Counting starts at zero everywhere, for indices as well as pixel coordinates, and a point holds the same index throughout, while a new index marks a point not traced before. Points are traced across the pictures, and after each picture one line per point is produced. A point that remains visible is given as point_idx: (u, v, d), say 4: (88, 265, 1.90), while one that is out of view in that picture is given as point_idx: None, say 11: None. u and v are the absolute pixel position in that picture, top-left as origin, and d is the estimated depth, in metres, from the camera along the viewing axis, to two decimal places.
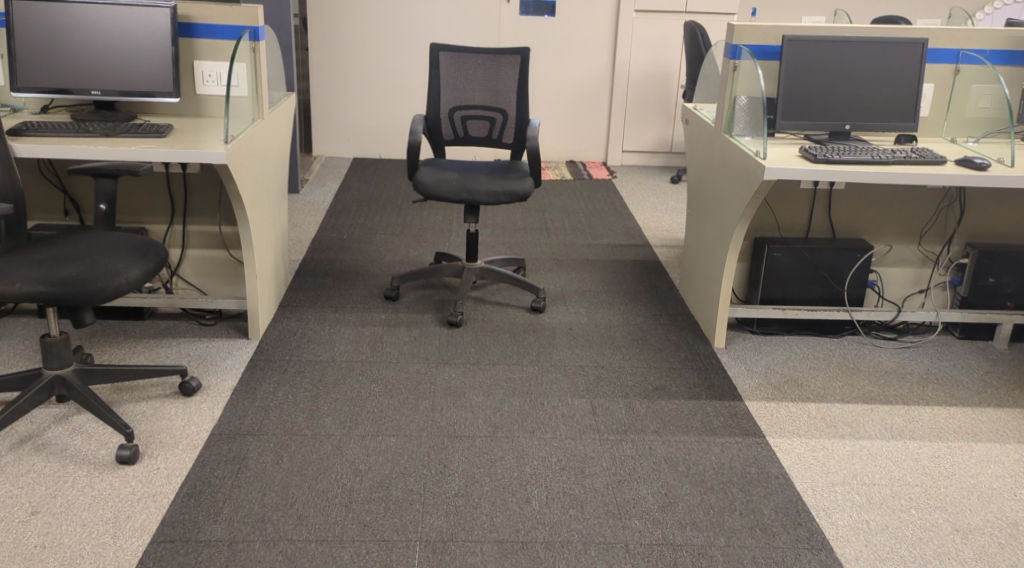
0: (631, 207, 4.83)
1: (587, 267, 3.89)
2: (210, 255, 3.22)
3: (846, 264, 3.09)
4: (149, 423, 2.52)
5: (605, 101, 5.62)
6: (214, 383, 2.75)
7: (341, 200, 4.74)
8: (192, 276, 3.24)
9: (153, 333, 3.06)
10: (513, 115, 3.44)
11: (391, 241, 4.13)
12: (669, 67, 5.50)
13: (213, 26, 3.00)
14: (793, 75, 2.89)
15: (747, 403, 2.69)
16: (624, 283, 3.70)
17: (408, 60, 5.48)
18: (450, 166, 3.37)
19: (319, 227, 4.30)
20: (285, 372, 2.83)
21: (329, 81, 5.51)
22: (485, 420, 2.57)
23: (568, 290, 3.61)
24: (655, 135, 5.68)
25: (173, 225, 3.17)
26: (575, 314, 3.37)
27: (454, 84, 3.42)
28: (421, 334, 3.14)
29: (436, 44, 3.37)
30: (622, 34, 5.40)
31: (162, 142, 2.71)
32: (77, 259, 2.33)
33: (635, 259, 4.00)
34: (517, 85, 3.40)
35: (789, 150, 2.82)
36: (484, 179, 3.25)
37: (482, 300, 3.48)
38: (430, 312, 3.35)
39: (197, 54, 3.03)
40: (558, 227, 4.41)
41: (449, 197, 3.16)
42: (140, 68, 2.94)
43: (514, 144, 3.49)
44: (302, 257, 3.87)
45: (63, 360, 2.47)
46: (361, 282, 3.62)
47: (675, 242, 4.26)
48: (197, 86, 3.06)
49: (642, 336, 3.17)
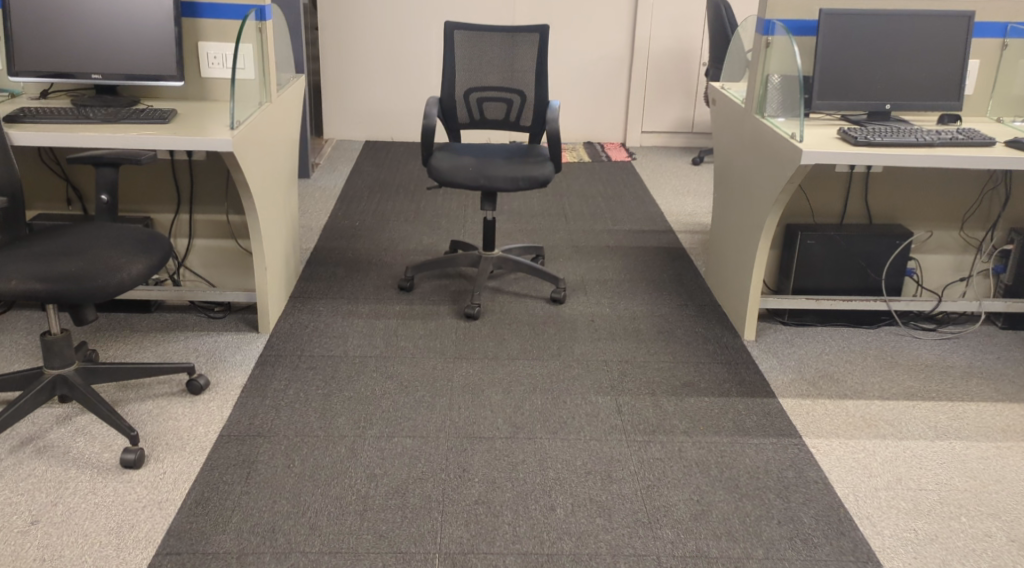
0: (651, 190, 4.68)
1: (608, 255, 3.75)
2: (217, 246, 3.09)
3: (884, 253, 2.95)
4: (155, 423, 2.40)
5: (624, 80, 5.46)
6: (222, 380, 2.63)
7: (353, 186, 4.61)
8: (199, 267, 3.11)
9: (160, 327, 2.95)
10: (532, 97, 3.29)
11: (405, 228, 4.00)
12: (690, 44, 5.32)
13: (218, 5, 2.85)
14: (831, 51, 2.72)
15: (781, 400, 2.56)
16: (647, 272, 3.56)
17: (421, 39, 5.32)
18: (465, 151, 3.23)
19: (330, 214, 4.17)
20: (296, 369, 2.71)
21: (339, 62, 5.36)
22: (506, 420, 2.45)
23: (589, 279, 3.47)
24: (676, 115, 5.51)
25: (179, 214, 3.04)
26: (597, 305, 3.24)
27: (469, 65, 3.27)
28: (436, 328, 3.03)
29: (451, 22, 3.23)
30: (641, 11, 5.23)
31: (166, 128, 2.58)
32: (77, 254, 2.20)
33: (657, 246, 3.86)
34: (536, 64, 3.25)
35: (827, 131, 2.67)
36: (501, 164, 3.11)
37: (500, 290, 3.35)
38: (447, 303, 3.23)
39: (201, 35, 2.89)
40: (577, 212, 4.27)
41: (465, 183, 3.02)
42: (142, 51, 2.80)
43: (533, 126, 3.35)
44: (314, 246, 3.74)
45: (64, 359, 2.33)
46: (375, 272, 3.50)
47: (699, 227, 4.11)
48: (202, 69, 2.92)
49: (668, 329, 3.04)
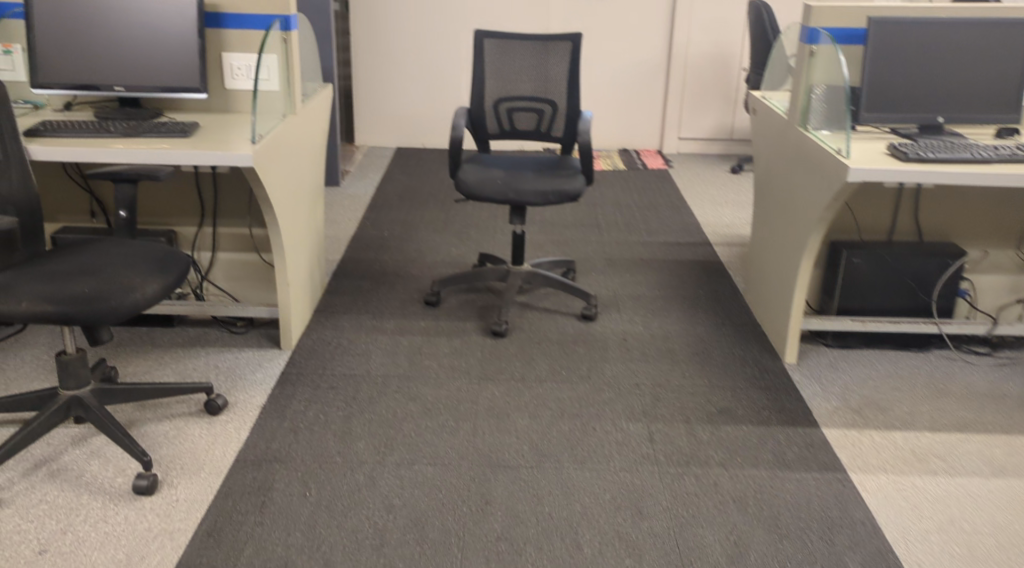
0: (688, 200, 4.55)
1: (642, 268, 3.63)
2: (241, 259, 3.02)
3: (935, 273, 2.81)
4: (170, 446, 2.33)
5: (661, 86, 5.33)
6: (241, 401, 2.55)
7: (383, 194, 4.54)
8: (223, 281, 3.04)
9: (181, 343, 2.88)
10: (564, 107, 3.18)
11: (434, 239, 3.91)
12: (729, 48, 5.18)
13: (242, 15, 2.79)
14: (879, 61, 2.59)
15: (824, 430, 2.44)
16: (682, 288, 3.43)
17: (454, 45, 5.24)
18: (495, 163, 3.14)
19: (359, 223, 4.10)
20: (316, 389, 2.63)
21: (371, 68, 5.30)
22: (532, 447, 2.35)
23: (621, 295, 3.36)
24: (714, 122, 5.36)
25: (202, 227, 2.98)
26: (630, 323, 3.12)
27: (500, 75, 3.18)
28: (463, 346, 2.93)
29: (481, 31, 3.15)
30: (679, 16, 5.10)
31: (189, 141, 2.52)
32: (93, 274, 2.14)
33: (693, 260, 3.73)
34: (568, 74, 3.14)
35: (876, 146, 2.54)
36: (531, 177, 3.01)
37: (529, 305, 3.25)
38: (474, 319, 3.13)
39: (225, 45, 2.82)
40: (611, 223, 4.15)
41: (494, 197, 2.92)
42: (165, 62, 2.74)
43: (565, 137, 3.23)
44: (341, 257, 3.67)
45: (79, 379, 2.28)
46: (402, 286, 3.41)
47: (737, 239, 3.97)
48: (225, 80, 2.85)
49: (704, 350, 2.92)
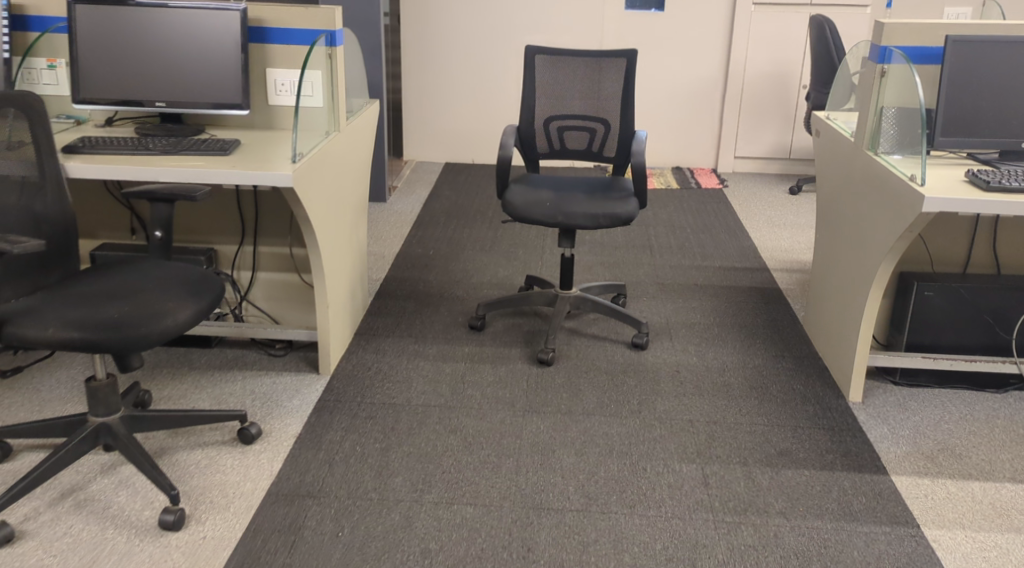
0: (744, 222, 4.38)
1: (696, 294, 3.48)
2: (281, 279, 2.94)
3: (1015, 309, 2.65)
4: (200, 476, 2.24)
5: (717, 103, 5.17)
6: (276, 429, 2.46)
7: (429, 211, 4.45)
8: (262, 301, 2.97)
9: (218, 365, 2.81)
10: (617, 126, 3.06)
11: (480, 259, 3.80)
12: (789, 65, 5.00)
13: (287, 29, 2.70)
14: (957, 82, 2.42)
15: (895, 478, 2.28)
16: (738, 316, 3.27)
17: (504, 60, 5.15)
18: (544, 184, 3.02)
19: (403, 241, 4.01)
20: (354, 418, 2.53)
21: (420, 82, 5.22)
22: (578, 489, 2.22)
23: (674, 322, 3.21)
24: (772, 140, 5.17)
25: (242, 246, 2.90)
26: (683, 353, 2.97)
27: (551, 92, 3.06)
28: (506, 374, 2.81)
29: (532, 47, 3.04)
30: (737, 30, 4.94)
31: (229, 159, 2.44)
32: (122, 298, 2.06)
33: (750, 286, 3.57)
34: (622, 92, 3.01)
35: (953, 172, 2.37)
36: (581, 200, 2.88)
37: (577, 332, 3.12)
38: (520, 345, 3.01)
39: (269, 61, 2.74)
40: (663, 245, 4.00)
41: (542, 220, 2.80)
42: (208, 77, 2.68)
43: (617, 158, 3.11)
44: (384, 276, 3.58)
45: (109, 407, 2.20)
46: (445, 308, 3.30)
47: (797, 265, 3.80)
48: (268, 96, 2.78)
49: (762, 385, 2.76)
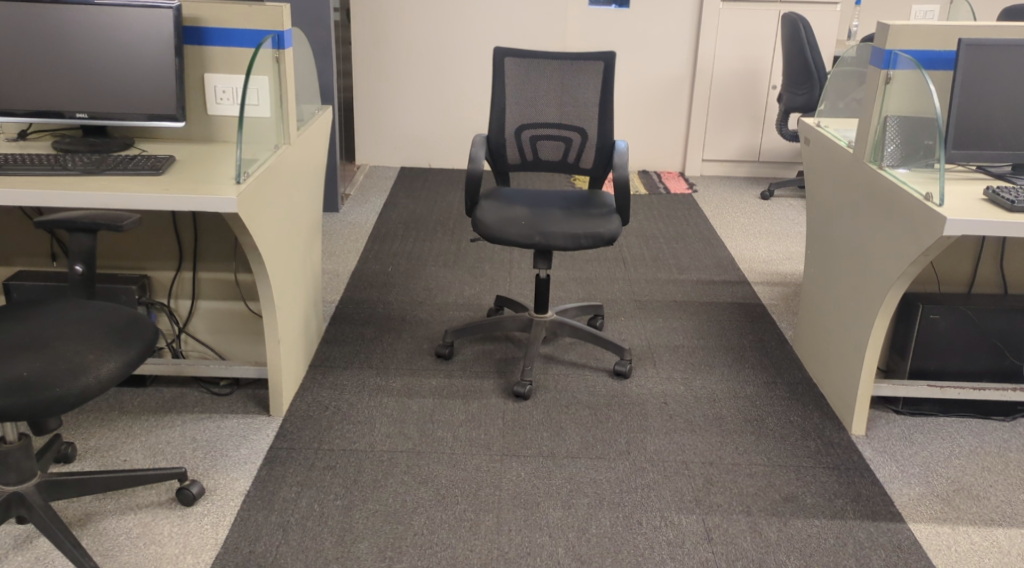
0: (718, 230, 4.17)
1: (676, 313, 3.26)
2: (225, 309, 2.64)
3: None
4: (134, 550, 1.95)
5: (684, 104, 4.96)
6: (221, 487, 2.17)
7: (386, 221, 4.16)
8: (204, 333, 2.66)
9: (154, 407, 2.50)
10: (595, 136, 2.82)
11: (443, 276, 3.53)
12: (760, 64, 4.80)
13: (229, 30, 2.40)
14: (970, 90, 2.25)
15: (913, 526, 2.08)
16: (724, 338, 3.06)
17: (462, 59, 4.87)
18: (516, 199, 2.78)
19: (359, 257, 3.72)
20: (311, 469, 2.25)
21: (373, 83, 4.92)
22: (568, 551, 1.99)
23: (656, 346, 2.98)
24: (741, 143, 4.98)
25: (180, 272, 2.59)
26: (669, 382, 2.75)
27: (523, 99, 2.80)
28: (479, 410, 2.55)
29: (502, 49, 2.78)
30: (705, 28, 4.73)
31: (164, 180, 2.14)
32: (33, 350, 1.76)
33: (731, 303, 3.36)
34: (601, 97, 2.77)
35: (971, 190, 2.18)
36: (559, 217, 2.64)
37: (553, 358, 2.87)
38: (492, 376, 2.75)
39: (208, 65, 2.43)
40: (637, 257, 3.78)
41: (517, 240, 2.56)
42: (137, 84, 2.35)
43: (595, 169, 2.87)
44: (339, 298, 3.29)
45: (22, 474, 1.90)
46: (408, 333, 3.03)
47: (777, 278, 3.60)
48: (208, 105, 2.46)
49: (757, 417, 2.54)
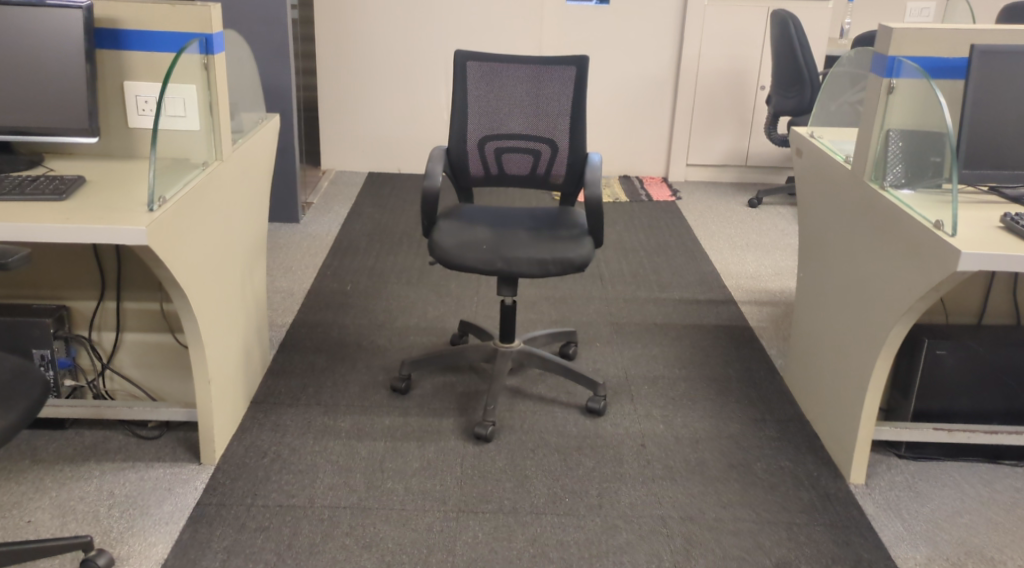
0: (703, 241, 3.93)
1: (656, 337, 3.01)
2: (154, 342, 2.37)
3: None
4: None
5: (668, 105, 4.71)
6: (139, 554, 1.92)
7: (348, 233, 3.89)
8: (130, 368, 2.39)
9: (71, 453, 2.23)
10: (565, 148, 2.56)
11: (406, 296, 3.27)
12: (747, 63, 4.55)
13: (149, 33, 2.13)
14: (983, 104, 2.05)
15: None
16: (708, 366, 2.81)
17: (432, 58, 4.60)
18: (479, 219, 2.52)
19: (317, 273, 3.45)
20: (244, 532, 1.99)
21: (338, 83, 4.64)
22: None
23: (633, 376, 2.74)
24: (727, 146, 4.73)
25: (103, 302, 2.32)
26: (648, 419, 2.50)
27: (486, 107, 2.54)
28: (437, 455, 2.30)
29: (463, 52, 2.51)
30: (690, 25, 4.47)
31: (66, 205, 1.86)
32: None
33: (716, 325, 3.11)
34: (571, 106, 2.52)
35: (985, 217, 1.95)
36: (525, 240, 2.38)
37: (521, 392, 2.62)
38: (452, 413, 2.50)
39: (128, 72, 2.16)
40: (616, 272, 3.52)
41: (476, 267, 2.30)
42: (44, 95, 2.06)
43: (565, 184, 2.62)
44: (291, 321, 3.03)
45: None
46: (363, 363, 2.77)
47: (765, 296, 3.35)
48: (129, 117, 2.19)
49: (744, 463, 2.30)
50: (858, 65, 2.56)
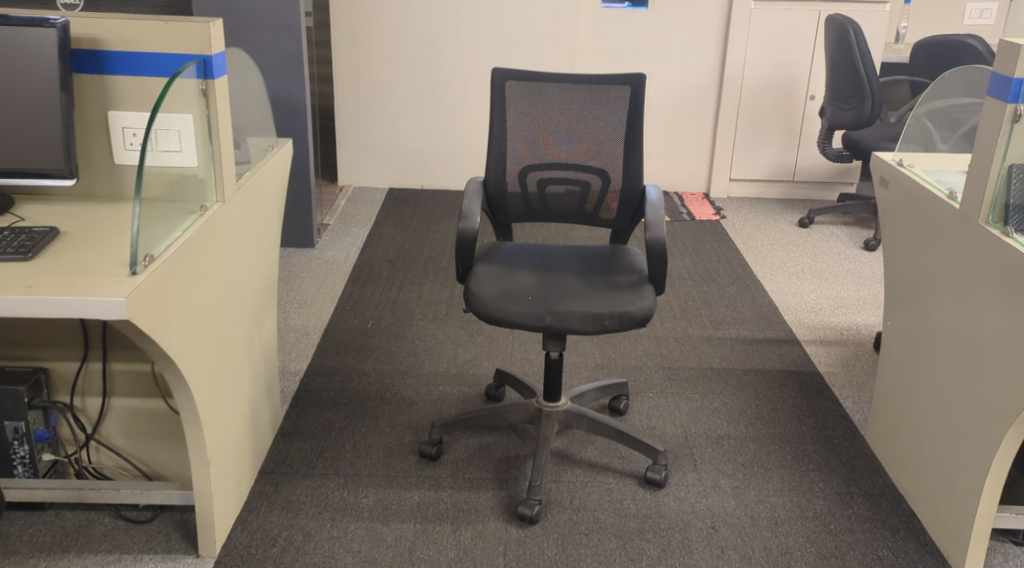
0: (754, 267, 3.58)
1: (715, 385, 2.67)
2: (146, 409, 2.05)
3: None
4: None
5: (710, 116, 4.36)
6: None
7: (367, 259, 3.57)
8: (120, 438, 2.08)
9: (49, 542, 1.92)
10: (618, 179, 2.23)
11: (433, 335, 2.94)
12: (796, 71, 4.20)
13: (135, 53, 1.81)
14: None
15: None
16: (778, 423, 2.47)
17: (457, 68, 4.27)
18: (521, 261, 2.19)
19: (334, 307, 3.13)
20: None
21: (355, 94, 4.32)
22: None
23: (694, 435, 2.40)
24: (773, 160, 4.38)
25: (88, 364, 2.00)
26: (716, 492, 2.17)
27: (529, 133, 2.22)
28: (475, 542, 1.98)
29: (503, 71, 2.19)
30: (735, 30, 4.13)
31: (31, 267, 1.55)
32: None
33: (781, 370, 2.76)
34: (625, 131, 2.19)
35: None
36: (575, 289, 2.05)
37: (568, 456, 2.29)
38: (490, 486, 2.17)
39: (113, 100, 1.84)
40: (664, 305, 3.18)
41: (521, 322, 1.97)
42: (15, 130, 1.76)
43: (617, 220, 2.28)
44: (305, 368, 2.71)
45: None
46: (387, 419, 2.45)
47: (832, 334, 3.00)
48: (114, 152, 1.88)
49: (834, 552, 1.97)
50: (969, 87, 2.20)
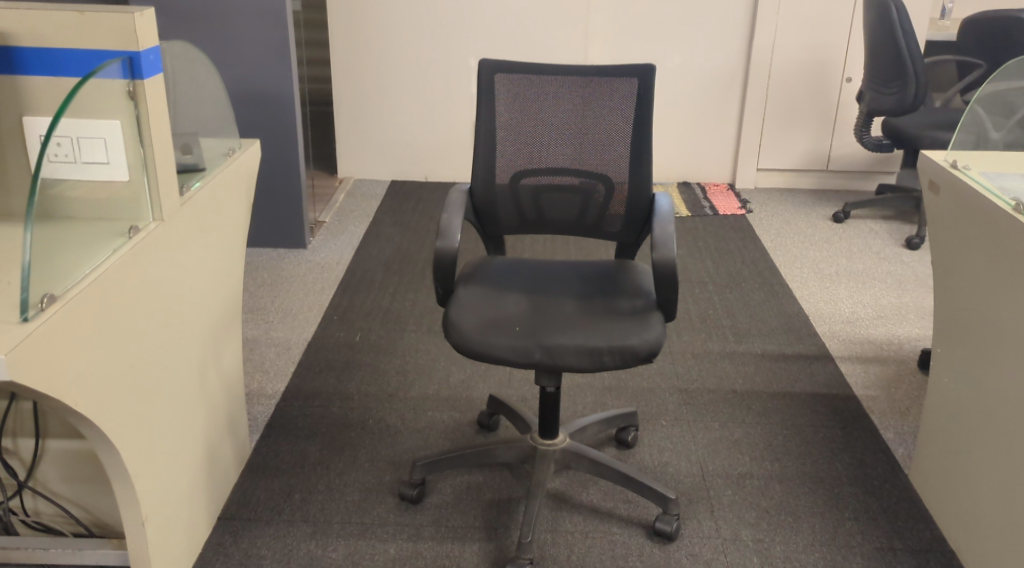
0: (782, 269, 3.28)
1: (737, 411, 2.38)
2: (85, 456, 1.81)
3: None
4: None
5: (736, 101, 4.04)
6: None
7: (362, 261, 3.31)
8: (58, 484, 1.84)
9: None
10: (624, 187, 1.94)
11: (426, 351, 2.68)
12: (831, 51, 3.86)
13: (49, 51, 1.54)
14: None
15: None
16: (808, 459, 2.18)
17: (463, 51, 3.98)
18: (512, 282, 1.91)
19: (321, 317, 2.88)
20: None
21: (355, 80, 4.05)
22: None
23: (711, 474, 2.12)
24: (805, 147, 4.05)
25: (19, 403, 1.76)
26: (736, 547, 1.89)
27: (521, 136, 1.93)
28: None
29: (492, 62, 1.89)
30: (764, 7, 3.79)
31: None
32: None
33: (812, 393, 2.47)
34: (631, 132, 1.90)
35: None
36: (572, 318, 1.77)
37: (568, 500, 2.02)
38: (478, 537, 1.91)
39: (30, 105, 1.59)
40: (682, 315, 2.89)
41: (507, 358, 1.69)
42: None
43: (623, 232, 1.99)
44: (283, 390, 2.46)
45: None
46: (366, 452, 2.20)
47: (870, 350, 2.70)
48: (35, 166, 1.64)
49: None
50: None
